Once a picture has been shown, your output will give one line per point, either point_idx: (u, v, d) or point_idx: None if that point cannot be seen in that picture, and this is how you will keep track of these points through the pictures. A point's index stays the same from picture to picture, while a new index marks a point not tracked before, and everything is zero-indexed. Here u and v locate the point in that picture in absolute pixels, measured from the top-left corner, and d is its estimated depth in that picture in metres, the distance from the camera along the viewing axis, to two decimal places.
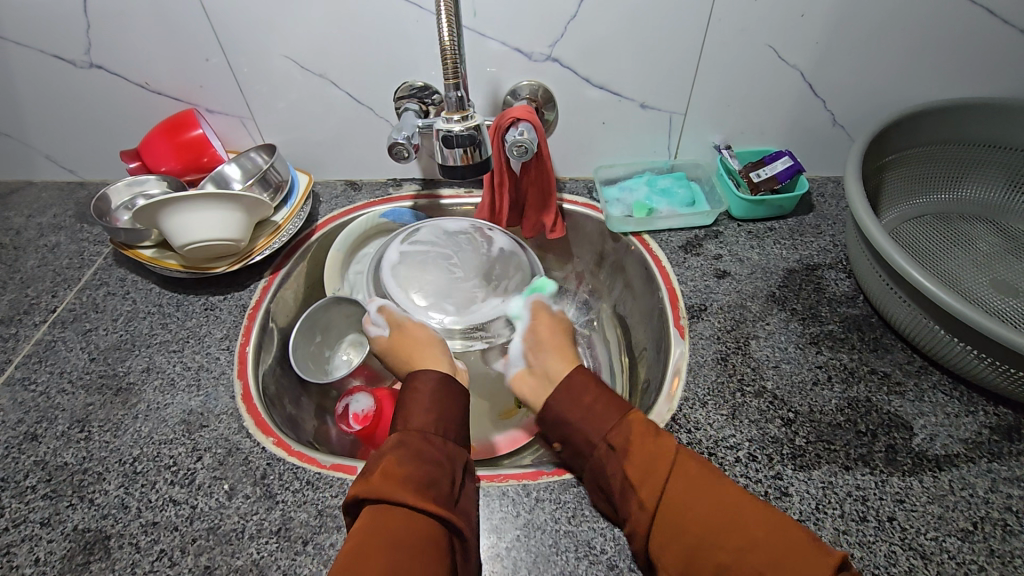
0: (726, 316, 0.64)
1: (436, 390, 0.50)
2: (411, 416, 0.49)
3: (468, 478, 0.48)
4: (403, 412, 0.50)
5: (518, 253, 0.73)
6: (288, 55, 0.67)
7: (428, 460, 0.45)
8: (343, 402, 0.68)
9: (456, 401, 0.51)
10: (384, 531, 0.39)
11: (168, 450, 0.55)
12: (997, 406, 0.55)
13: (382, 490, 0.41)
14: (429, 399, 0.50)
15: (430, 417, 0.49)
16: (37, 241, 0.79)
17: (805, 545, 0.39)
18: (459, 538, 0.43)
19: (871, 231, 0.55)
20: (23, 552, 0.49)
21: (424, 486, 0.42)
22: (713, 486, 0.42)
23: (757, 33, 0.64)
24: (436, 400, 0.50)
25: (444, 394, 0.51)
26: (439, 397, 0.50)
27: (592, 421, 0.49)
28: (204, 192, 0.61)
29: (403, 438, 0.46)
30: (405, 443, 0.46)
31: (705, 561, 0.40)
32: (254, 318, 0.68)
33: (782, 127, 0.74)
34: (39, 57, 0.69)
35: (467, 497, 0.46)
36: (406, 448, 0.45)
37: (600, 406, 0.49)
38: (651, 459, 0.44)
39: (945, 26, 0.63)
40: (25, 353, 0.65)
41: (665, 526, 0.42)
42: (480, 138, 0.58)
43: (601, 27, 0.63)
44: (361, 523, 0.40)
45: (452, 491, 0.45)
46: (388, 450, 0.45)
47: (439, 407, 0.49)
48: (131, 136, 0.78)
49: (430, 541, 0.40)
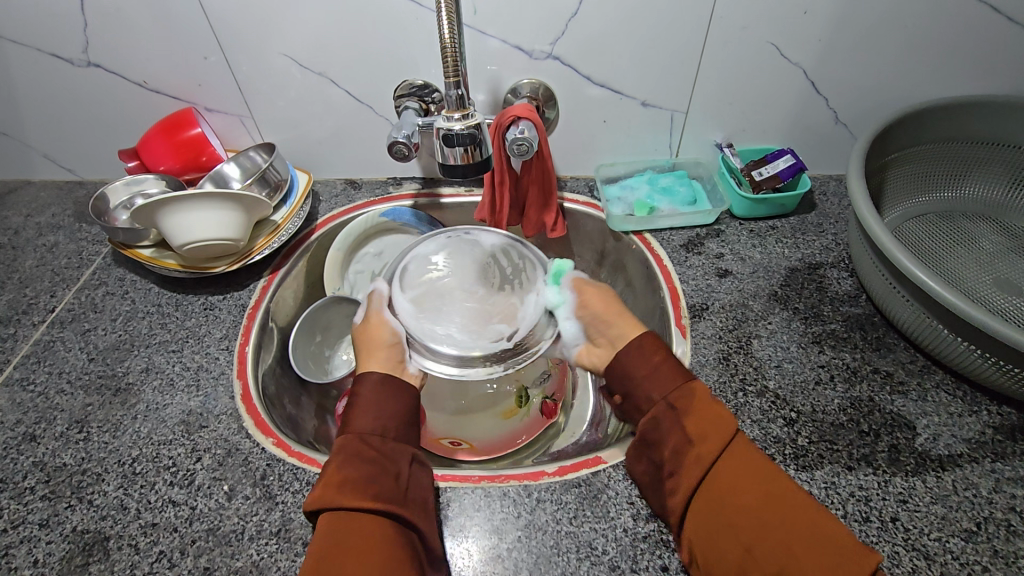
0: (727, 315, 0.63)
1: (376, 388, 0.49)
2: (355, 419, 0.47)
3: (418, 466, 0.47)
4: (347, 416, 0.48)
5: (518, 242, 0.64)
6: (287, 53, 0.67)
7: (371, 461, 0.44)
8: (342, 403, 0.69)
9: (398, 395, 0.49)
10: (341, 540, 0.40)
11: (168, 450, 0.55)
12: (1001, 406, 0.54)
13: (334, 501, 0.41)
14: (371, 398, 0.48)
15: (372, 418, 0.47)
16: (35, 241, 0.79)
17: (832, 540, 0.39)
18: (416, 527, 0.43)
19: (875, 230, 0.55)
20: (22, 554, 0.49)
21: (367, 488, 0.42)
22: (756, 465, 0.44)
23: (758, 31, 0.63)
24: (375, 400, 0.48)
25: (387, 390, 0.49)
26: (381, 394, 0.49)
27: (658, 386, 0.49)
28: (203, 192, 0.61)
29: (345, 443, 0.45)
30: (347, 448, 0.45)
31: (742, 531, 0.41)
32: (253, 317, 0.68)
33: (784, 125, 0.73)
34: (37, 56, 0.69)
35: (420, 484, 0.47)
36: (348, 453, 0.44)
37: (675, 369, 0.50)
38: (712, 428, 0.45)
39: (948, 23, 0.62)
40: (24, 353, 0.65)
41: (709, 493, 0.43)
42: (481, 136, 0.58)
43: (602, 24, 0.63)
44: (319, 531, 0.41)
45: (400, 485, 0.45)
46: (332, 458, 0.45)
47: (380, 404, 0.48)
48: (130, 135, 0.78)
49: (387, 538, 0.41)
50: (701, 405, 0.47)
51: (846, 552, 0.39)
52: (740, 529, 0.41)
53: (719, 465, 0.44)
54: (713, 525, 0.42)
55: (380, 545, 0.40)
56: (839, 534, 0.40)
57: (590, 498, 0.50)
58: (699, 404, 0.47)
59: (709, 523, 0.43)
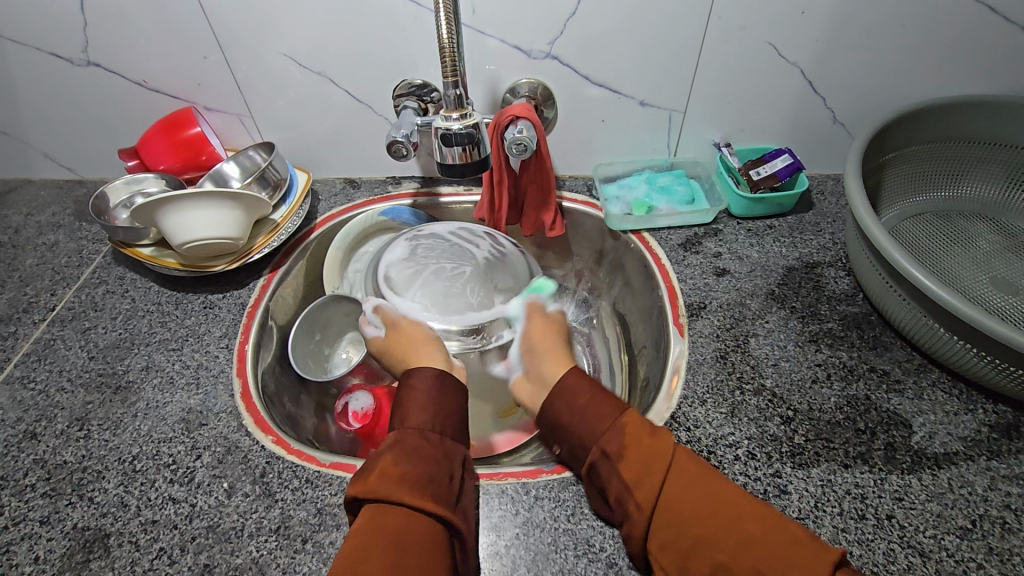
0: (725, 314, 0.63)
1: (435, 387, 0.50)
2: (412, 414, 0.48)
3: (467, 475, 0.48)
4: (400, 410, 0.49)
5: (466, 225, 0.74)
6: (286, 53, 0.67)
7: (428, 459, 0.45)
8: (343, 399, 0.69)
9: (455, 399, 0.51)
10: (391, 531, 0.39)
11: (168, 448, 0.55)
12: (997, 404, 0.54)
13: (388, 492, 0.41)
14: (428, 396, 0.50)
15: (428, 415, 0.48)
16: (35, 240, 0.79)
17: (805, 545, 0.38)
18: (457, 536, 0.43)
19: (872, 230, 0.55)
20: (23, 551, 0.49)
21: (424, 485, 0.43)
22: (705, 480, 0.43)
23: (756, 31, 0.64)
24: (433, 398, 0.49)
25: (447, 392, 0.51)
26: (440, 395, 0.50)
27: (590, 418, 0.49)
28: (199, 191, 0.61)
29: (402, 436, 0.46)
30: (405, 442, 0.46)
31: (704, 562, 0.40)
32: (253, 316, 0.68)
33: (782, 124, 0.74)
34: (36, 55, 0.69)
35: (466, 493, 0.47)
36: (405, 446, 0.45)
37: (603, 399, 0.50)
38: (652, 454, 0.44)
39: (945, 23, 0.62)
40: (24, 351, 0.65)
41: (662, 529, 0.42)
42: (479, 136, 0.58)
43: (600, 23, 0.63)
44: (364, 518, 0.41)
45: (453, 491, 0.45)
46: (387, 450, 0.45)
47: (438, 404, 0.49)
48: (130, 134, 0.78)
49: (433, 541, 0.40)
50: (631, 434, 0.46)
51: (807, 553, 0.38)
52: (701, 552, 0.40)
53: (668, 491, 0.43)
54: (678, 553, 0.41)
55: (427, 546, 0.40)
56: (801, 539, 0.39)
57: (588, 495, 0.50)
58: (631, 433, 0.46)
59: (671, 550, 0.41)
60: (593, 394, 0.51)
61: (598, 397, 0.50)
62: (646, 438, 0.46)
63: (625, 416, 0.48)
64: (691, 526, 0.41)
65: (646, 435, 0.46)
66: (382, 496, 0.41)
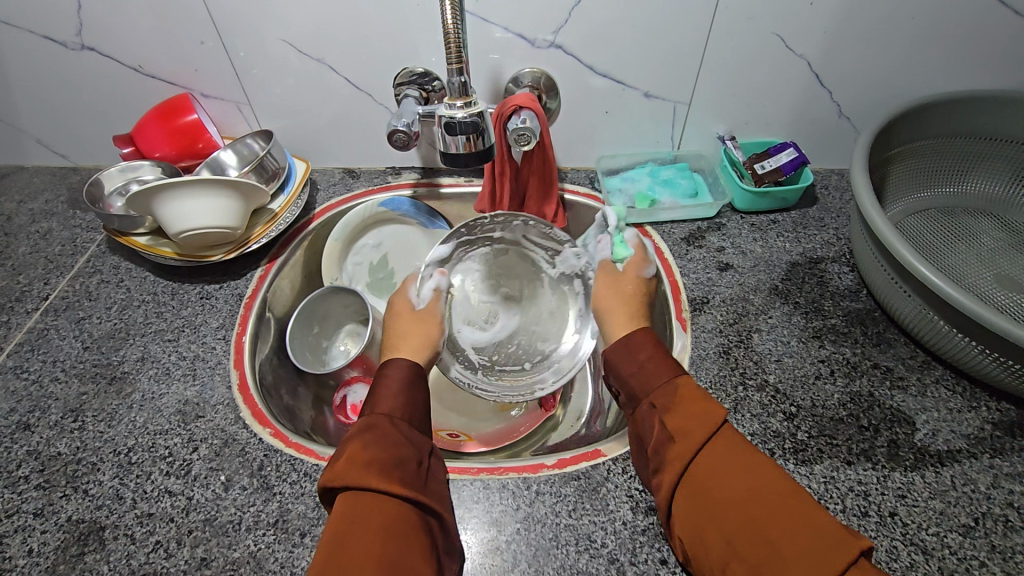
0: (728, 309, 0.63)
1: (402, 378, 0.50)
2: (380, 401, 0.48)
3: (434, 460, 0.47)
4: (371, 399, 0.49)
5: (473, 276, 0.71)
6: (285, 38, 0.66)
7: (395, 444, 0.44)
8: (341, 393, 0.71)
9: (421, 391, 0.50)
10: (363, 516, 0.39)
11: (164, 440, 0.55)
12: (1000, 402, 0.54)
13: (358, 478, 0.40)
14: (397, 385, 0.49)
15: (397, 403, 0.48)
16: (28, 228, 0.78)
17: (824, 540, 0.36)
18: (434, 518, 0.43)
19: (878, 224, 0.54)
20: (16, 543, 0.48)
21: (392, 469, 0.41)
22: (748, 461, 0.42)
23: (763, 22, 0.63)
24: (402, 387, 0.49)
25: (412, 384, 0.50)
26: (407, 384, 0.50)
27: (645, 380, 0.50)
28: (176, 180, 0.59)
29: (371, 423, 0.45)
30: (371, 427, 0.45)
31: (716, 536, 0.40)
32: (250, 307, 0.67)
33: (787, 117, 0.73)
34: (28, 38, 0.68)
35: (437, 477, 0.46)
36: (374, 432, 0.44)
37: (650, 365, 0.50)
38: (695, 424, 0.44)
39: (953, 17, 0.62)
40: (17, 341, 0.64)
41: (689, 502, 0.42)
42: (483, 125, 0.57)
43: (605, 12, 0.62)
44: (337, 508, 0.40)
45: (422, 475, 0.44)
46: (354, 436, 0.44)
47: (405, 393, 0.49)
48: (124, 119, 0.76)
49: (409, 526, 0.40)
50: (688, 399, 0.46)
51: (834, 539, 0.36)
52: (720, 518, 0.40)
53: (696, 464, 0.43)
54: (693, 520, 0.41)
55: (404, 532, 0.39)
56: (819, 541, 0.36)
57: (589, 491, 0.50)
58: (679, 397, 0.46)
59: (689, 512, 0.42)
60: (642, 360, 0.51)
61: (648, 360, 0.51)
62: (693, 408, 0.45)
63: (678, 380, 0.48)
64: (716, 492, 0.41)
65: (690, 406, 0.45)
66: (349, 482, 0.40)
